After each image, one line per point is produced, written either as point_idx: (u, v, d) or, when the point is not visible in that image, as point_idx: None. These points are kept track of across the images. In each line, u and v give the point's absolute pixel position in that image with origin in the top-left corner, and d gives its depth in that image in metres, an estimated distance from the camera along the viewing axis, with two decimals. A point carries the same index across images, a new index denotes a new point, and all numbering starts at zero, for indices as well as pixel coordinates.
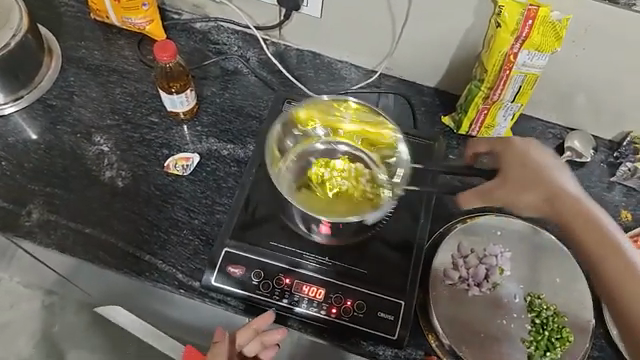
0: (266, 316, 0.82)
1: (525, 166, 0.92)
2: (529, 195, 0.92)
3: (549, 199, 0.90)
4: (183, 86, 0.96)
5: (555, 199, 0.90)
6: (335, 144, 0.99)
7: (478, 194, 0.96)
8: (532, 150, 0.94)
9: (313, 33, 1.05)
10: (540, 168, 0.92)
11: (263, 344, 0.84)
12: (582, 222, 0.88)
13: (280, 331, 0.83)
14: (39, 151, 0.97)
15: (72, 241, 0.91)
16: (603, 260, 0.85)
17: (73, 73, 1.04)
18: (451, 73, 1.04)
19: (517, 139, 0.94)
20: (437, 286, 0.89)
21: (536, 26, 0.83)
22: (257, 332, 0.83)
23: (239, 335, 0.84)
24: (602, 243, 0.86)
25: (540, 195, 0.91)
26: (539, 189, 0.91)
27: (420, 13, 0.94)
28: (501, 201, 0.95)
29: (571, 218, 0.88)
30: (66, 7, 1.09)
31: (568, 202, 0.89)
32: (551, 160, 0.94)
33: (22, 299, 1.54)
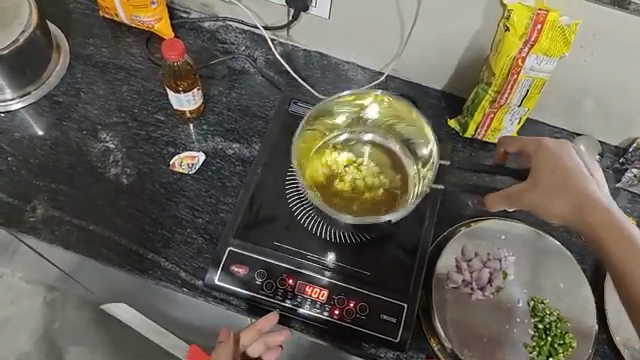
0: (269, 318, 0.81)
1: (555, 171, 0.84)
2: (562, 201, 0.82)
3: (578, 206, 0.80)
4: (190, 85, 0.96)
5: (587, 209, 0.80)
6: (359, 133, 0.99)
7: (507, 196, 0.89)
8: (564, 154, 0.85)
9: (321, 33, 1.05)
10: (569, 172, 0.83)
11: (266, 345, 0.84)
12: (620, 239, 0.76)
13: (283, 333, 0.83)
14: (45, 147, 0.97)
15: (77, 238, 0.91)
16: (638, 279, 0.72)
17: (80, 70, 1.04)
18: (458, 76, 1.04)
19: (550, 141, 0.87)
20: (440, 289, 0.89)
21: (544, 31, 0.83)
22: (260, 333, 0.83)
23: (242, 336, 0.84)
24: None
25: (571, 202, 0.81)
26: (568, 194, 0.81)
27: (428, 15, 0.94)
28: (532, 205, 0.85)
29: (596, 228, 0.78)
30: (75, 4, 1.09)
31: (596, 213, 0.79)
32: (579, 163, 0.84)
33: (24, 294, 1.54)
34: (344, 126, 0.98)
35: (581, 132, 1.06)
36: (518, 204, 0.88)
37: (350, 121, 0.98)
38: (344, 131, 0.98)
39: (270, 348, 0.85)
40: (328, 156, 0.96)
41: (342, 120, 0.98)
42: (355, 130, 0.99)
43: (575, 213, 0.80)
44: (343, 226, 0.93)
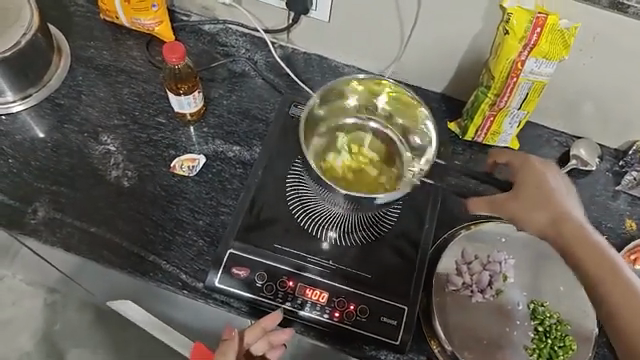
0: (273, 316, 0.82)
1: (538, 188, 0.92)
2: (539, 215, 0.90)
3: (554, 220, 0.88)
4: (190, 88, 0.97)
5: (561, 222, 0.88)
6: (366, 119, 1.01)
7: (489, 203, 0.96)
8: (549, 175, 0.93)
9: (321, 36, 1.05)
10: (551, 190, 0.91)
11: (270, 343, 0.83)
12: (580, 247, 0.84)
13: (287, 331, 0.83)
14: (46, 149, 0.98)
15: (78, 240, 0.91)
16: (601, 282, 0.80)
17: (81, 73, 1.04)
18: (458, 79, 1.04)
19: (535, 158, 0.95)
20: (440, 292, 0.89)
21: (544, 34, 0.83)
22: (265, 331, 0.82)
23: (247, 334, 0.83)
24: (606, 270, 0.80)
25: (548, 217, 0.89)
26: (549, 210, 0.89)
27: (428, 18, 0.94)
28: (513, 214, 0.93)
29: (572, 245, 0.85)
30: (76, 7, 1.09)
31: (570, 226, 0.87)
32: (558, 181, 0.92)
33: (24, 296, 1.54)
34: (355, 110, 1.00)
35: (581, 135, 1.06)
36: (500, 213, 0.95)
37: (359, 107, 1.00)
38: (354, 115, 1.00)
39: (273, 345, 0.84)
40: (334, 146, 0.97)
41: (353, 103, 1.00)
42: (363, 115, 1.01)
43: (550, 227, 0.88)
44: (343, 228, 0.93)
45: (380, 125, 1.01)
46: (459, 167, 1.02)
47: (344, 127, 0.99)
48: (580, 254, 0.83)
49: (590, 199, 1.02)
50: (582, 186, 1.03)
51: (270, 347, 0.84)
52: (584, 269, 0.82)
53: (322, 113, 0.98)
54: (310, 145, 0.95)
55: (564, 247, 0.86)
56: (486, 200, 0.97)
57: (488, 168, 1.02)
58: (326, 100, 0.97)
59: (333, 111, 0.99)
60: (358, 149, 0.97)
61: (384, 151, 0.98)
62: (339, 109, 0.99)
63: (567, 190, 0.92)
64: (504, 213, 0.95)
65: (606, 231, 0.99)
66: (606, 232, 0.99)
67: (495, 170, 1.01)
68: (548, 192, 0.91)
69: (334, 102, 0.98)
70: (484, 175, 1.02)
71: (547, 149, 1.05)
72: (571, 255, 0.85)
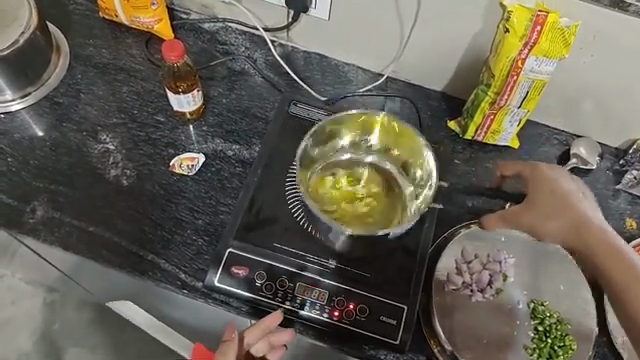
0: (274, 316, 0.81)
1: (554, 193, 0.86)
2: (557, 225, 0.85)
3: (574, 228, 0.84)
4: (190, 86, 0.96)
5: (583, 231, 0.84)
6: (362, 154, 0.98)
7: (503, 217, 0.89)
8: (558, 177, 0.88)
9: (321, 34, 1.05)
10: (567, 195, 0.86)
11: (270, 344, 0.83)
12: (610, 258, 0.82)
13: (288, 333, 0.83)
14: (45, 148, 0.97)
15: (76, 239, 0.91)
16: (624, 286, 0.79)
17: (80, 71, 1.04)
18: (458, 77, 1.03)
19: (544, 165, 0.89)
20: (440, 291, 0.89)
21: (544, 32, 0.83)
22: (264, 333, 0.82)
23: (247, 334, 0.82)
24: (628, 271, 0.80)
25: (564, 228, 0.85)
26: (563, 224, 0.85)
27: (428, 17, 0.94)
28: (529, 226, 0.88)
29: (592, 250, 0.83)
30: (75, 5, 1.09)
31: (591, 230, 0.83)
32: (573, 184, 0.87)
33: (24, 295, 1.54)
34: (349, 146, 0.97)
35: (582, 133, 1.06)
36: (515, 227, 0.89)
37: (354, 142, 0.97)
38: (348, 152, 0.97)
39: (274, 347, 0.83)
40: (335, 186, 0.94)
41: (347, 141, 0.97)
42: (358, 151, 0.98)
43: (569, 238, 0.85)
44: None
45: (376, 159, 0.97)
46: (459, 166, 1.02)
47: (339, 164, 0.96)
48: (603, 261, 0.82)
49: None
50: None
51: (270, 349, 0.83)
52: (605, 269, 0.82)
53: (315, 154, 0.95)
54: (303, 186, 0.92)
55: (585, 250, 0.84)
56: (498, 214, 0.89)
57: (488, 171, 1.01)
58: (318, 140, 0.95)
59: (326, 151, 0.96)
60: (353, 185, 0.95)
61: (382, 183, 0.95)
62: (333, 148, 0.96)
63: (580, 192, 0.88)
64: (519, 227, 0.89)
65: None
66: None
67: (504, 184, 0.98)
68: (563, 196, 0.86)
69: (326, 146, 0.96)
70: (483, 178, 1.00)
71: (547, 147, 1.05)
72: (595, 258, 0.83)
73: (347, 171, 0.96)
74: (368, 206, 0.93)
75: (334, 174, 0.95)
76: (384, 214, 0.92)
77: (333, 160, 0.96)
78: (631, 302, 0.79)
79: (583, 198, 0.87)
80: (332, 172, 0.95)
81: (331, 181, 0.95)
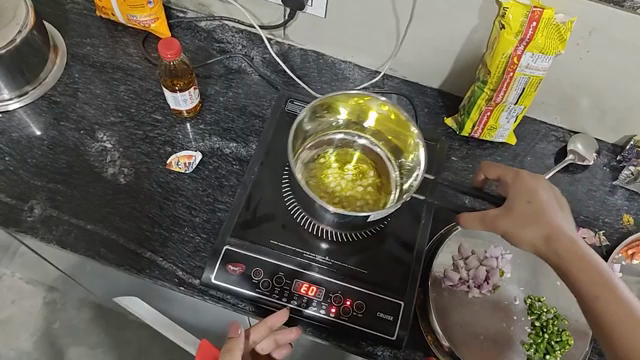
0: (280, 314, 0.81)
1: (531, 202, 0.81)
2: (531, 234, 0.79)
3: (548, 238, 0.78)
4: (187, 84, 0.96)
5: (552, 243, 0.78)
6: (354, 135, 0.98)
7: (480, 216, 0.83)
8: (538, 186, 0.83)
9: (318, 32, 1.05)
10: (544, 204, 0.81)
11: (276, 341, 0.84)
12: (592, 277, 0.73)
13: (293, 330, 0.83)
14: (43, 147, 0.98)
15: (74, 237, 0.91)
16: (601, 306, 0.71)
17: (78, 70, 1.04)
18: (455, 74, 1.04)
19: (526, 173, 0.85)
20: (437, 288, 0.89)
21: (540, 28, 0.83)
22: (270, 330, 0.83)
23: (253, 332, 0.83)
24: (605, 286, 0.72)
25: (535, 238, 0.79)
26: (535, 235, 0.79)
27: (424, 14, 0.94)
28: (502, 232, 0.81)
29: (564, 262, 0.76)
30: (72, 4, 1.09)
31: (563, 242, 0.77)
32: (551, 196, 0.83)
33: (25, 295, 1.55)
34: (343, 126, 0.97)
35: (579, 129, 1.06)
36: (491, 229, 0.82)
37: (347, 122, 0.97)
38: (341, 131, 0.97)
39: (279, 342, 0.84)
40: (328, 166, 0.94)
41: (343, 120, 0.97)
42: (351, 130, 0.97)
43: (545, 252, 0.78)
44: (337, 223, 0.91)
45: (369, 142, 0.98)
46: (456, 163, 1.02)
47: (332, 143, 0.96)
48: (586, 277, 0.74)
49: (588, 193, 1.02)
50: (579, 181, 1.03)
51: (276, 344, 0.85)
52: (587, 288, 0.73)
53: (309, 129, 0.94)
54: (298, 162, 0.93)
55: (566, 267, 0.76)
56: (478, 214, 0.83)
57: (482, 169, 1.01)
58: (316, 115, 0.93)
59: (320, 129, 0.96)
60: (344, 165, 0.94)
61: (369, 167, 0.95)
62: (326, 126, 0.96)
63: (558, 206, 0.82)
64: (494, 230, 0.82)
65: (603, 226, 0.99)
66: (603, 227, 0.99)
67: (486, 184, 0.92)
68: (540, 205, 0.81)
69: (320, 123, 0.95)
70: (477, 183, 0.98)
71: (544, 144, 1.05)
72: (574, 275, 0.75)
73: (337, 151, 0.96)
74: (355, 190, 0.92)
75: (324, 151, 0.95)
76: (370, 197, 0.92)
77: (325, 137, 0.97)
78: (611, 324, 0.70)
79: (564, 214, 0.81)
80: (323, 149, 0.96)
81: (322, 159, 0.95)
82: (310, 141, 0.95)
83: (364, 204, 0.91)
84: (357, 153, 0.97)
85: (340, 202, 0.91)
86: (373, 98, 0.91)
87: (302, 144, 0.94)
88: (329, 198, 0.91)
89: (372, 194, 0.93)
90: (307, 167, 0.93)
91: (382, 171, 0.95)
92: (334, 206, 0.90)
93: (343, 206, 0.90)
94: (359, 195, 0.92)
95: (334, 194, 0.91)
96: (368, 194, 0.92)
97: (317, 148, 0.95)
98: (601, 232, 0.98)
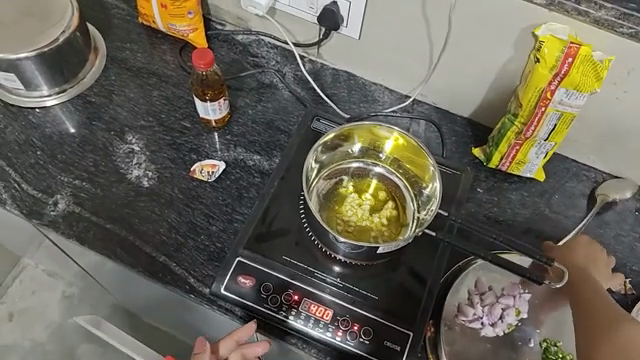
0: (247, 328, 0.82)
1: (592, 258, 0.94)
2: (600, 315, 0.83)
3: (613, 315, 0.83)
4: (217, 94, 0.98)
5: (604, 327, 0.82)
6: (371, 164, 0.95)
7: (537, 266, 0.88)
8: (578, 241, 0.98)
9: (351, 53, 1.06)
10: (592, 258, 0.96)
11: (243, 356, 0.84)
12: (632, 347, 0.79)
13: (262, 344, 0.83)
14: (73, 144, 1.01)
15: (93, 235, 0.93)
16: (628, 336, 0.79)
17: (115, 73, 1.08)
18: (486, 105, 1.02)
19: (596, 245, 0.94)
20: (449, 320, 0.86)
21: (576, 65, 0.81)
22: (236, 344, 0.84)
23: (221, 345, 0.85)
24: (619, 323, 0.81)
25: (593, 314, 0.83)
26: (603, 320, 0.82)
27: (458, 42, 0.93)
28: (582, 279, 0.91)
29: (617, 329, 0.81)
30: (116, 10, 1.13)
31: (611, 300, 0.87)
32: None
33: (46, 287, 1.58)
34: (360, 155, 0.95)
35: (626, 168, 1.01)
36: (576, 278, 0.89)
37: (364, 151, 0.95)
38: (359, 160, 0.95)
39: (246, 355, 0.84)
40: (343, 196, 0.92)
41: (358, 149, 0.95)
42: (368, 159, 0.95)
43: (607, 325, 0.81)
44: None
45: (385, 171, 0.95)
46: (481, 195, 1.00)
47: (348, 171, 0.94)
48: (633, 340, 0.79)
49: (616, 238, 0.98)
50: (608, 225, 0.99)
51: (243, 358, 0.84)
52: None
53: (324, 159, 0.93)
54: (313, 191, 0.91)
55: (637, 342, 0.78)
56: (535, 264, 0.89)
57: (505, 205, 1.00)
58: (329, 147, 0.93)
59: (336, 158, 0.94)
60: (359, 195, 0.93)
61: (385, 196, 0.93)
62: (343, 155, 0.95)
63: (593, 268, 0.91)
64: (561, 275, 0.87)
65: (631, 274, 0.95)
66: (630, 275, 0.95)
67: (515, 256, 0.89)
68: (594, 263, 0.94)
69: (334, 151, 0.94)
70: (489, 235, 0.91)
71: (574, 182, 1.02)
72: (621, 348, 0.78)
73: (354, 180, 0.94)
74: (370, 221, 0.90)
75: (340, 180, 0.94)
76: (386, 229, 0.90)
77: (341, 165, 0.94)
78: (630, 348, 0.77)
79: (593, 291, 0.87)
80: (340, 178, 0.94)
81: (339, 188, 0.93)
82: (325, 170, 0.93)
83: (377, 235, 0.89)
84: (374, 183, 0.95)
85: (353, 232, 0.89)
86: (389, 129, 0.90)
87: (316, 175, 0.92)
88: (342, 230, 0.89)
89: (387, 225, 0.90)
90: (321, 196, 0.92)
91: (399, 203, 0.93)
92: (347, 236, 0.88)
93: (356, 238, 0.89)
94: (373, 227, 0.90)
95: (347, 225, 0.90)
96: (383, 225, 0.90)
97: (331, 177, 0.93)
98: (627, 281, 0.94)
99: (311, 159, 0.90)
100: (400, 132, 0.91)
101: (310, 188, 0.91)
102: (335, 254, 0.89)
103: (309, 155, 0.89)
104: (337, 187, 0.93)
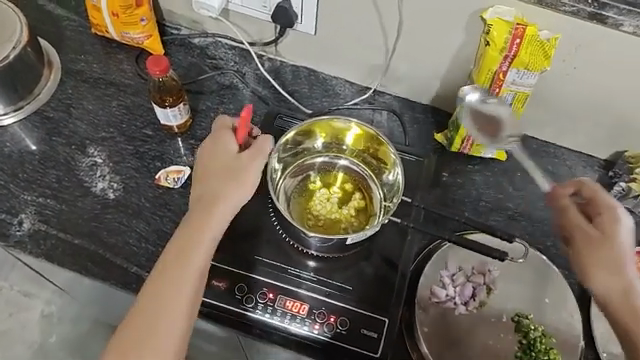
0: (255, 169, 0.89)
1: (605, 214, 0.84)
2: (601, 256, 0.81)
3: (587, 273, 0.82)
4: (176, 100, 0.97)
5: (635, 294, 0.78)
6: (336, 157, 0.97)
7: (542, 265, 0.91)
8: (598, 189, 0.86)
9: (308, 49, 1.06)
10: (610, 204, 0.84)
11: None
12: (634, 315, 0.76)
13: None
14: (34, 162, 0.99)
15: (62, 251, 0.92)
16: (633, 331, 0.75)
17: (71, 86, 1.06)
18: (444, 90, 1.04)
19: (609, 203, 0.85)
20: (424, 303, 0.88)
21: (523, 45, 0.83)
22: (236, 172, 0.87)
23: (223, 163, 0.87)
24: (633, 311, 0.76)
25: (610, 261, 0.81)
26: (627, 275, 0.79)
27: (410, 31, 0.95)
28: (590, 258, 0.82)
29: (607, 283, 0.80)
30: (68, 21, 1.11)
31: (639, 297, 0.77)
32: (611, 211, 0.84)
33: (22, 308, 1.55)
34: (323, 150, 0.96)
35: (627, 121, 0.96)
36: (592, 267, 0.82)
37: (327, 146, 0.96)
38: (323, 155, 0.96)
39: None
40: (311, 191, 0.93)
41: (321, 144, 0.96)
42: (332, 153, 0.96)
43: (607, 270, 0.81)
44: None
45: (350, 163, 0.96)
46: (446, 179, 1.02)
47: (313, 167, 0.96)
48: (602, 292, 0.80)
49: None
50: None
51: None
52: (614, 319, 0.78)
53: (288, 157, 0.94)
54: (280, 190, 0.92)
55: (602, 299, 0.80)
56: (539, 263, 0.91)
57: (470, 187, 1.02)
58: (291, 145, 0.93)
59: (301, 154, 0.95)
60: (326, 188, 0.94)
61: (352, 188, 0.95)
62: (306, 151, 0.95)
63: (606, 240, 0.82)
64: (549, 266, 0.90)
65: None
66: None
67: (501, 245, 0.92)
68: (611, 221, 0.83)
69: (298, 147, 0.94)
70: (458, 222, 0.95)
71: (535, 159, 1.05)
72: (631, 290, 0.78)
73: (320, 175, 0.95)
74: (339, 213, 0.92)
75: (306, 176, 0.95)
76: (355, 219, 0.92)
77: (306, 161, 0.95)
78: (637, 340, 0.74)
79: (609, 253, 0.81)
80: (306, 174, 0.95)
81: (306, 184, 0.94)
82: (290, 168, 0.94)
83: (348, 226, 0.91)
84: (340, 176, 0.96)
85: (323, 226, 0.90)
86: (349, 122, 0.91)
87: (281, 174, 0.93)
88: (312, 225, 0.90)
89: (356, 216, 0.92)
90: (288, 194, 0.92)
91: (366, 193, 0.94)
92: (317, 230, 0.90)
93: (326, 231, 0.90)
94: (342, 219, 0.91)
95: (317, 220, 0.91)
96: (352, 217, 0.92)
97: (297, 174, 0.94)
98: None
99: (274, 159, 0.91)
100: (360, 124, 0.92)
101: (276, 187, 0.91)
102: (308, 249, 0.90)
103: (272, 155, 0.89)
104: (304, 183, 0.94)
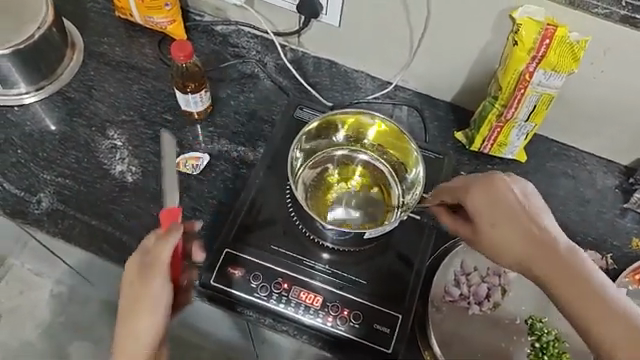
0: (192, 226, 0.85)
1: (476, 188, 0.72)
2: (505, 223, 0.68)
3: (496, 249, 0.69)
4: (198, 87, 0.97)
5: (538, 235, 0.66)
6: (355, 151, 0.96)
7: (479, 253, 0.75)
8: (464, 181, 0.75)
9: (331, 41, 1.06)
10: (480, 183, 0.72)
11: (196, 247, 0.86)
12: (538, 253, 0.65)
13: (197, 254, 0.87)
14: (54, 141, 0.99)
15: (79, 232, 0.92)
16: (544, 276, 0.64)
17: (93, 68, 1.06)
18: (468, 88, 1.03)
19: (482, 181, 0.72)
20: (437, 302, 0.89)
21: (552, 46, 0.82)
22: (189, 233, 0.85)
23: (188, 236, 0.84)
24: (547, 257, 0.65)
25: (523, 224, 0.67)
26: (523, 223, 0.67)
27: (437, 27, 0.94)
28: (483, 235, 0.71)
29: (520, 244, 0.67)
30: (92, 3, 1.11)
31: (544, 246, 0.65)
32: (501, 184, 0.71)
33: (32, 287, 1.56)
34: (344, 142, 0.96)
35: None
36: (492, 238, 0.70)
37: (348, 139, 0.96)
38: (343, 148, 0.96)
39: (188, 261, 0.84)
40: (329, 184, 0.93)
41: (342, 137, 0.95)
42: (353, 147, 0.96)
43: (522, 236, 0.67)
44: None
45: (370, 158, 0.96)
46: None
47: (333, 159, 0.95)
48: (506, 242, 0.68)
49: (597, 215, 1.00)
50: (589, 202, 1.01)
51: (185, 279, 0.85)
52: (551, 292, 0.64)
53: (308, 147, 0.94)
54: (299, 181, 0.92)
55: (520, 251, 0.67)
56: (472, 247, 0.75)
57: None
58: (312, 136, 0.93)
59: (321, 146, 0.95)
60: (345, 182, 0.94)
61: (371, 183, 0.94)
62: (327, 143, 0.95)
63: (494, 209, 0.69)
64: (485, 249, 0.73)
65: (612, 249, 0.98)
66: (611, 250, 0.97)
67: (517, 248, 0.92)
68: (482, 198, 0.71)
69: (318, 139, 0.94)
70: None
71: (555, 162, 1.04)
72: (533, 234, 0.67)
73: (338, 167, 0.95)
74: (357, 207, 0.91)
75: (325, 169, 0.94)
76: (373, 214, 0.91)
77: (326, 153, 0.95)
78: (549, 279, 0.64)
79: (505, 216, 0.68)
80: (325, 167, 0.94)
81: (324, 177, 0.94)
82: (310, 159, 0.94)
83: (364, 221, 0.90)
84: (359, 170, 0.95)
85: (340, 219, 0.90)
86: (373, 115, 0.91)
87: (301, 164, 0.93)
88: (329, 217, 0.90)
89: (373, 211, 0.92)
90: (306, 185, 0.92)
91: (384, 187, 0.94)
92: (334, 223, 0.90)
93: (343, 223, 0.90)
94: (358, 214, 0.91)
95: (334, 212, 0.91)
96: (369, 211, 0.91)
97: (317, 165, 0.94)
98: (609, 256, 0.97)
99: (295, 149, 0.91)
100: (383, 119, 0.91)
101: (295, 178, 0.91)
102: (324, 241, 0.90)
103: (292, 145, 0.89)
104: (323, 175, 0.94)
